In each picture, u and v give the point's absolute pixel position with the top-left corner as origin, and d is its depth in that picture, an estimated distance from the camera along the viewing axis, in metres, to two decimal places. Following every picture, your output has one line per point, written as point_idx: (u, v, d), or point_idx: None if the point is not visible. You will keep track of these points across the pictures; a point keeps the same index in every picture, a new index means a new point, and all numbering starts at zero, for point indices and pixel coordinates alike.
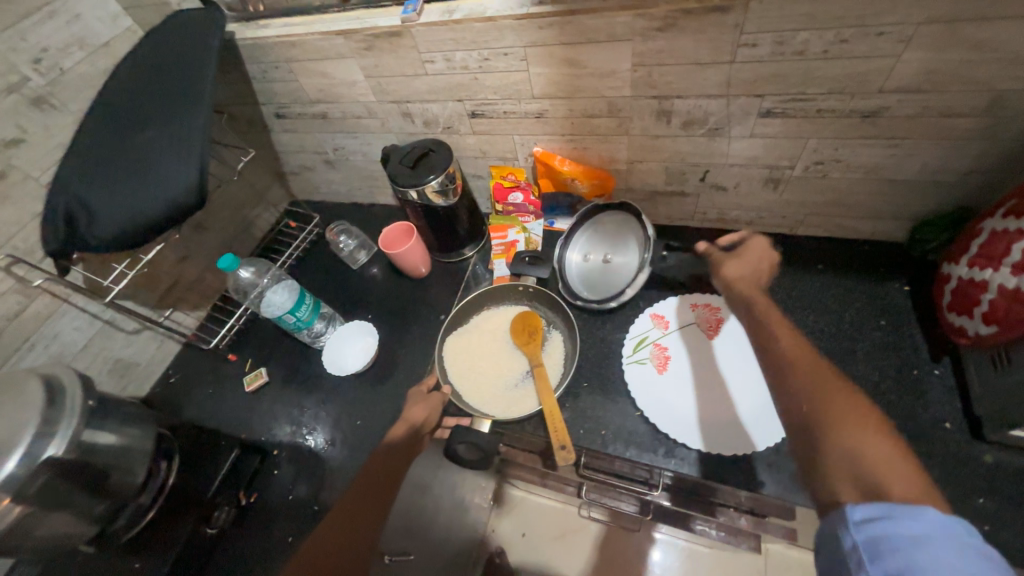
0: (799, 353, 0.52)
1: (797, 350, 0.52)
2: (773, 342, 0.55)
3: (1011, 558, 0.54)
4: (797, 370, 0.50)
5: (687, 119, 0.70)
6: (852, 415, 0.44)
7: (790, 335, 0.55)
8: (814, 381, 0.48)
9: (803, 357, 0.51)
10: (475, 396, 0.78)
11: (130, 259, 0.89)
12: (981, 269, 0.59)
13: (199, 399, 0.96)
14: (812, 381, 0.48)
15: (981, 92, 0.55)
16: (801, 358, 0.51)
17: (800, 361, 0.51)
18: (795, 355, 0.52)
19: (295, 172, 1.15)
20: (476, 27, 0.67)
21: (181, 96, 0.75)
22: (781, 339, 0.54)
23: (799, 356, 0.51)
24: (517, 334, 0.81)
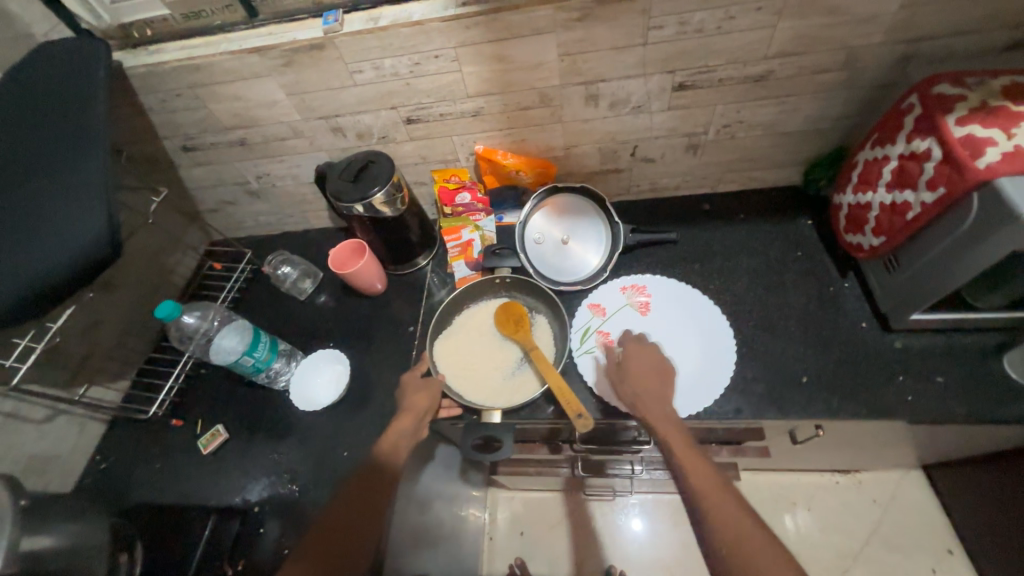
0: (707, 479, 0.57)
1: (699, 473, 0.57)
2: (681, 463, 0.59)
3: (930, 417, 0.67)
4: (710, 500, 0.55)
5: (613, 100, 0.77)
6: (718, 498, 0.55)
7: (694, 452, 0.60)
8: (725, 508, 0.54)
9: (712, 485, 0.56)
10: (474, 392, 0.78)
11: (35, 329, 0.76)
12: (863, 193, 0.72)
13: (146, 477, 0.84)
14: (725, 517, 0.53)
15: (838, 50, 0.68)
16: (707, 485, 0.56)
17: (712, 493, 0.55)
18: (705, 484, 0.56)
19: (212, 209, 1.05)
20: (403, 32, 0.68)
21: (67, 136, 0.66)
22: (689, 458, 0.59)
23: (701, 480, 0.57)
24: (504, 324, 0.82)
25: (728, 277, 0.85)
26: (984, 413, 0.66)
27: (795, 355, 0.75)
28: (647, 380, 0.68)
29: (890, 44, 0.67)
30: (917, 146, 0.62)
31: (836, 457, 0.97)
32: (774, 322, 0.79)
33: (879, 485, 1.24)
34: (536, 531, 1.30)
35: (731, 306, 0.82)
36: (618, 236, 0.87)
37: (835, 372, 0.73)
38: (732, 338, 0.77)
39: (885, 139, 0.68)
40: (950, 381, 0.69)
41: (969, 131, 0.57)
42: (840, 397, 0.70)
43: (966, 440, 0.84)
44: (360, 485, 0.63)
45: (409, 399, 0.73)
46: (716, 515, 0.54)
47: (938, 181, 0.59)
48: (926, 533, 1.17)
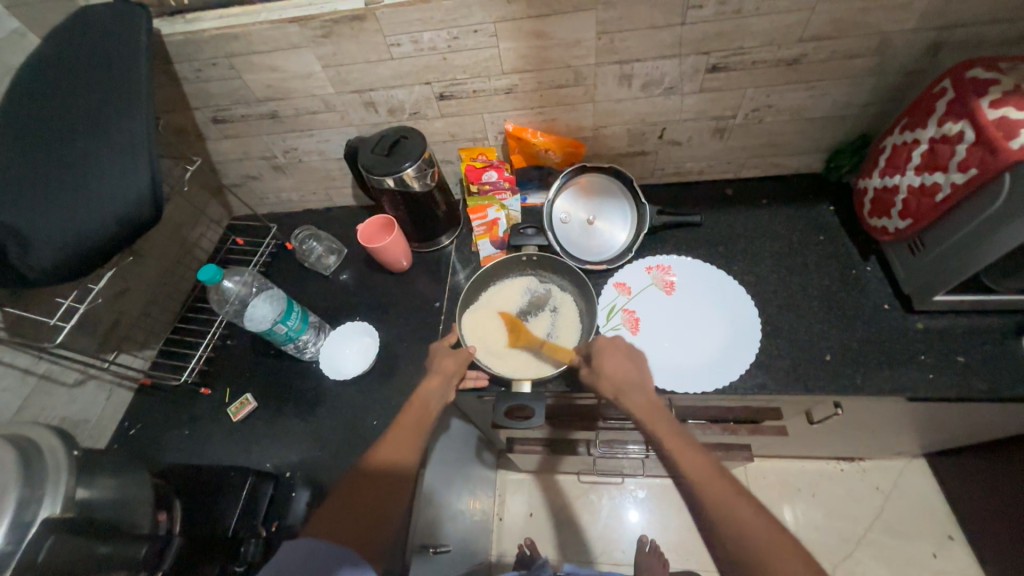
0: (698, 463, 0.57)
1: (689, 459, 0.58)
2: (673, 449, 0.59)
3: (950, 394, 0.69)
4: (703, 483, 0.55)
5: (646, 81, 0.78)
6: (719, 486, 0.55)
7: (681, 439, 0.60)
8: (720, 491, 0.54)
9: (702, 468, 0.57)
10: (502, 366, 0.79)
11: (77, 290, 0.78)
12: (890, 176, 0.74)
13: (175, 443, 0.85)
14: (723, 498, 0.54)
15: (872, 35, 0.69)
16: (699, 469, 0.56)
17: (704, 477, 0.56)
18: (695, 468, 0.57)
19: (236, 183, 1.06)
20: (445, 5, 0.68)
21: (111, 99, 0.66)
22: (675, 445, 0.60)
23: (693, 465, 0.57)
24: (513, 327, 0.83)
25: (751, 258, 0.87)
26: (1003, 391, 0.68)
27: (818, 334, 0.77)
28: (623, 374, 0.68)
29: (924, 30, 0.68)
30: (949, 128, 0.64)
31: (847, 439, 0.99)
32: (797, 303, 0.81)
33: (883, 472, 1.27)
34: (545, 512, 1.34)
35: (754, 287, 0.84)
36: (645, 215, 0.88)
37: (857, 351, 0.75)
38: (755, 320, 0.79)
39: (916, 123, 0.69)
40: (969, 361, 0.71)
41: (1003, 113, 0.58)
42: (862, 375, 0.73)
43: (976, 423, 0.86)
44: (398, 446, 0.65)
45: (439, 361, 0.74)
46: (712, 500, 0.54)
47: (969, 163, 0.61)
48: (927, 520, 1.20)
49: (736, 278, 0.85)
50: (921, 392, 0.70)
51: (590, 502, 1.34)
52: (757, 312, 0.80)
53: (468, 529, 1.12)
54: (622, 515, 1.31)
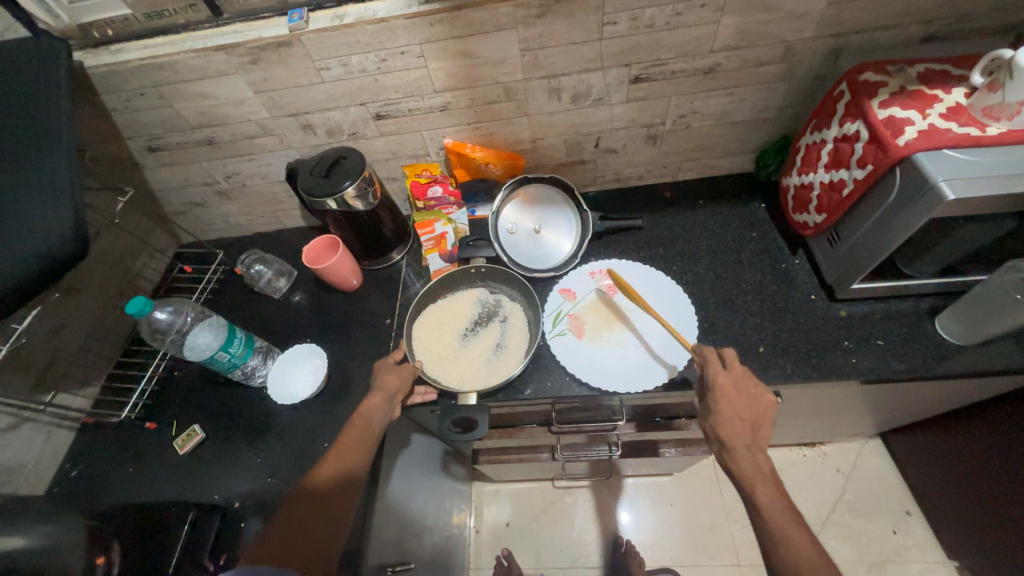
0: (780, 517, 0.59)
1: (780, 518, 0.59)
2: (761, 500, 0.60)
3: (873, 376, 0.73)
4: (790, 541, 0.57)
5: (575, 93, 0.81)
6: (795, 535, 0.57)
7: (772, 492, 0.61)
8: (797, 541, 0.57)
9: (784, 522, 0.58)
10: (457, 381, 0.79)
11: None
12: (806, 174, 0.78)
13: (119, 482, 0.82)
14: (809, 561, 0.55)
15: (777, 43, 0.73)
16: (780, 520, 0.59)
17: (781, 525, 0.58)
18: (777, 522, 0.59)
19: (180, 211, 1.04)
20: (368, 29, 0.70)
21: (28, 133, 0.65)
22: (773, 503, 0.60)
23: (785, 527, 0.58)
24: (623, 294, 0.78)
25: (690, 258, 0.90)
26: (921, 370, 0.73)
27: (752, 327, 0.81)
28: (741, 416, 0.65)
29: (822, 37, 0.73)
30: (848, 128, 0.68)
31: (798, 424, 1.03)
32: (733, 298, 0.84)
33: (842, 454, 1.32)
34: (522, 521, 1.34)
35: (693, 285, 0.87)
36: (588, 223, 0.90)
37: (788, 341, 0.78)
38: (694, 318, 0.81)
39: (822, 124, 0.74)
40: (889, 343, 0.75)
41: (890, 113, 0.63)
42: (793, 363, 0.76)
43: (911, 401, 0.91)
44: (341, 467, 0.64)
45: (382, 379, 0.74)
46: (792, 555, 0.56)
47: (866, 159, 0.65)
48: (886, 497, 1.25)
49: (675, 278, 0.88)
50: (847, 376, 0.74)
51: (564, 507, 1.34)
52: (694, 310, 0.83)
53: (440, 545, 1.11)
54: (598, 518, 1.32)
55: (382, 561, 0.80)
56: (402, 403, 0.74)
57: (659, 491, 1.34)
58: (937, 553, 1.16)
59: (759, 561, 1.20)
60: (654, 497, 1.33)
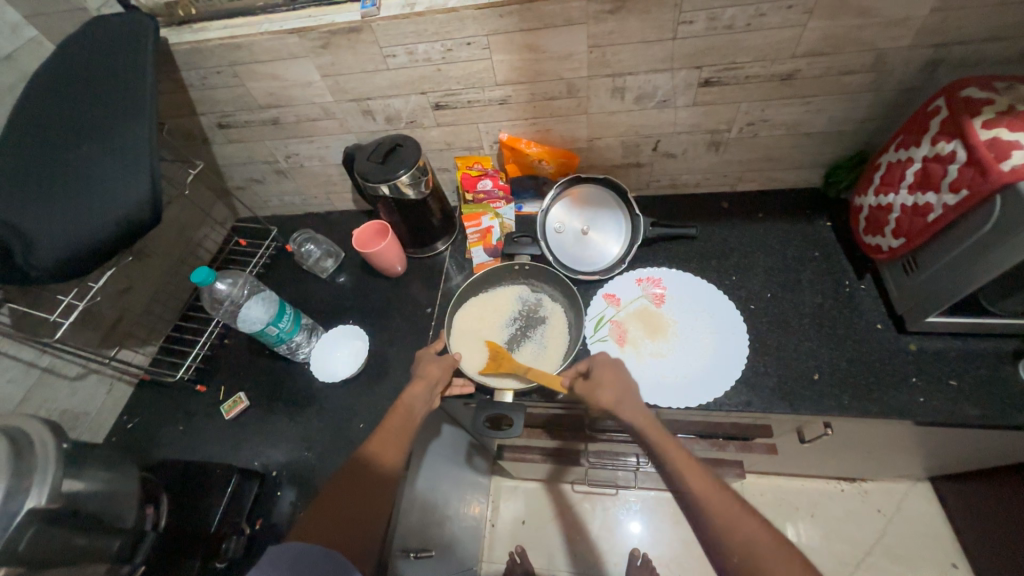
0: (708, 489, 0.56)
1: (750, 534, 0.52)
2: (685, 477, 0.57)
3: (940, 418, 0.68)
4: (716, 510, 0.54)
5: (639, 94, 0.78)
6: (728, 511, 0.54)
7: (729, 503, 0.54)
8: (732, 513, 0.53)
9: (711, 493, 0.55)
10: (477, 363, 0.80)
11: (77, 287, 0.81)
12: (884, 194, 0.73)
13: (170, 439, 0.87)
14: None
15: (868, 52, 0.68)
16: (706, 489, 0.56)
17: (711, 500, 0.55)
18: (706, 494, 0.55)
19: (241, 186, 1.09)
20: (438, 18, 0.70)
21: (117, 104, 0.69)
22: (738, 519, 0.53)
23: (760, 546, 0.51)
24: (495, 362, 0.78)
25: (743, 273, 0.86)
26: (998, 418, 0.66)
27: (807, 352, 0.76)
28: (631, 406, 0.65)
29: (921, 47, 0.67)
30: (942, 148, 0.63)
31: (843, 458, 0.97)
32: (788, 319, 0.80)
33: (886, 494, 1.24)
34: (539, 520, 1.33)
35: (745, 302, 0.83)
36: (639, 228, 0.88)
37: (846, 370, 0.74)
38: (743, 337, 0.78)
39: (909, 141, 0.69)
40: (962, 385, 0.69)
41: (995, 135, 0.57)
42: (850, 395, 0.71)
43: (975, 448, 0.84)
44: (378, 449, 0.65)
45: (422, 368, 0.75)
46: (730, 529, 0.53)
47: (961, 183, 0.60)
48: (930, 545, 1.16)
49: (727, 292, 0.85)
50: (910, 415, 0.68)
51: (582, 512, 1.32)
52: (744, 329, 0.79)
53: (457, 534, 1.12)
54: (616, 527, 1.29)
55: (405, 544, 0.82)
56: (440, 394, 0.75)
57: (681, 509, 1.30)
58: None
59: None
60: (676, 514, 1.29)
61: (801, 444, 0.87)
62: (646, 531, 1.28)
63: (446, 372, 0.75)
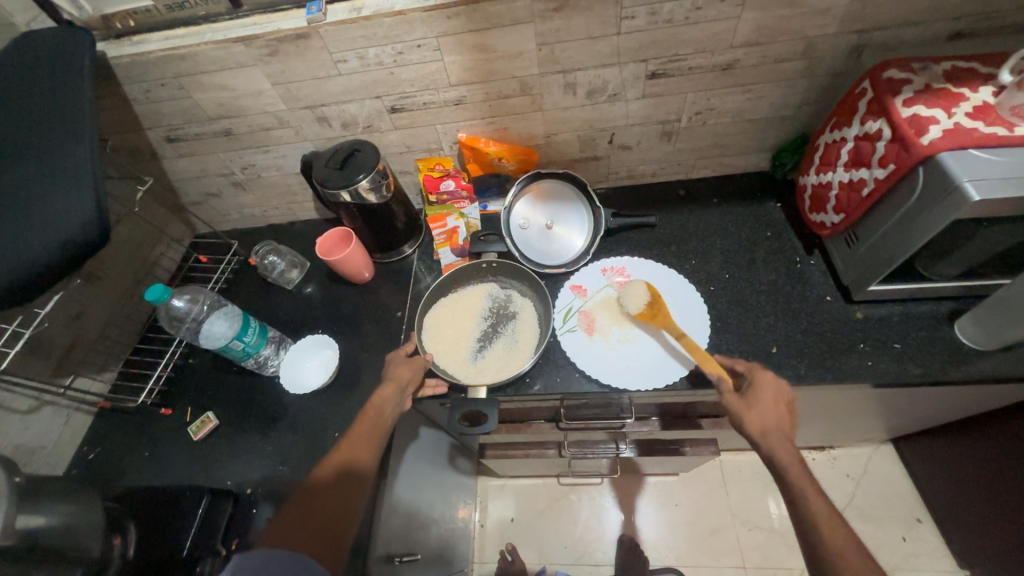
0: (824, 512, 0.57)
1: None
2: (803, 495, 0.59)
3: (888, 379, 0.72)
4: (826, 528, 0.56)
5: (590, 89, 0.80)
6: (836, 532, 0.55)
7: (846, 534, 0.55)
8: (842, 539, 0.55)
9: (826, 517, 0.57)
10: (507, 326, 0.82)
11: (23, 315, 0.77)
12: (824, 173, 0.77)
13: (135, 465, 0.84)
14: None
15: (797, 40, 0.72)
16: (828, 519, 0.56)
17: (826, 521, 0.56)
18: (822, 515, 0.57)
19: (197, 201, 1.06)
20: (386, 21, 0.70)
21: (54, 123, 0.66)
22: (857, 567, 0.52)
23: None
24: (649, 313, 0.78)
25: (702, 257, 0.89)
26: (939, 375, 0.71)
27: (765, 327, 0.80)
28: (781, 437, 0.64)
29: (845, 33, 0.71)
30: (870, 126, 0.67)
31: (809, 427, 1.02)
32: (746, 297, 0.84)
33: (853, 459, 1.30)
34: (528, 516, 1.34)
35: (705, 285, 0.86)
36: (601, 219, 0.90)
37: (802, 341, 0.78)
38: (705, 317, 0.81)
39: (842, 122, 0.73)
40: (906, 347, 0.74)
41: (915, 111, 0.62)
42: (806, 364, 0.75)
43: (925, 406, 0.90)
44: (352, 455, 0.64)
45: (393, 371, 0.75)
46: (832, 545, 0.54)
47: (888, 158, 0.64)
48: (896, 503, 1.23)
49: (688, 276, 0.88)
50: (862, 379, 0.73)
51: (570, 504, 1.34)
52: (706, 310, 0.82)
53: (445, 537, 1.12)
54: (603, 516, 1.32)
55: (389, 550, 0.81)
56: (413, 396, 0.75)
57: (665, 491, 1.33)
58: (947, 562, 1.14)
59: (763, 564, 1.20)
60: (660, 497, 1.32)
61: None
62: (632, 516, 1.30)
63: (418, 372, 0.75)
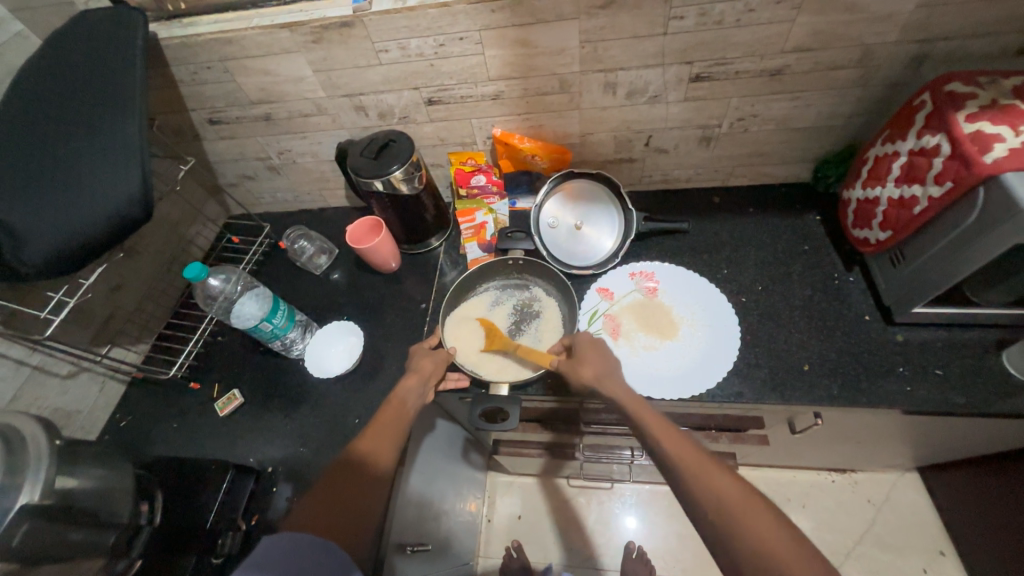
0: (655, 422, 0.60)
1: (733, 493, 0.51)
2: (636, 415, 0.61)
3: (927, 407, 0.69)
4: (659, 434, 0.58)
5: (630, 89, 0.79)
6: (671, 436, 0.57)
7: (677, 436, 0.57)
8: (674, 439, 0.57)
9: (659, 425, 0.59)
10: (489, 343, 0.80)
11: (67, 285, 0.80)
12: (872, 187, 0.74)
13: (163, 436, 0.87)
14: (791, 556, 0.46)
15: (854, 47, 0.69)
16: (656, 425, 0.59)
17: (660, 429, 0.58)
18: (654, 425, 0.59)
19: (233, 183, 1.08)
20: (430, 13, 0.70)
21: (106, 101, 0.68)
22: (716, 482, 0.52)
23: (741, 504, 0.50)
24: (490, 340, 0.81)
25: (735, 267, 0.87)
26: (982, 406, 0.68)
27: (797, 344, 0.77)
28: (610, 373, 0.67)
29: (907, 43, 0.68)
30: (927, 141, 0.64)
31: (833, 448, 0.99)
32: (779, 312, 0.81)
33: (875, 484, 1.26)
34: (535, 514, 1.34)
35: (736, 296, 0.84)
36: (632, 222, 0.88)
37: (836, 361, 0.75)
38: (734, 329, 0.79)
39: (896, 135, 0.70)
40: (948, 374, 0.71)
41: (979, 127, 0.59)
42: (839, 385, 0.73)
43: (962, 437, 0.86)
44: (373, 442, 0.65)
45: (416, 362, 0.76)
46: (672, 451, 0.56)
47: (945, 176, 0.61)
48: (918, 534, 1.19)
49: (718, 286, 0.85)
50: (898, 405, 0.70)
51: (578, 507, 1.34)
52: (735, 321, 0.80)
53: (453, 529, 1.13)
54: (611, 521, 1.30)
55: (401, 538, 0.82)
56: (433, 388, 0.76)
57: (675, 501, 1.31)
58: None
59: None
60: (670, 507, 1.30)
61: (792, 435, 0.88)
62: (640, 523, 1.29)
63: (439, 362, 0.76)
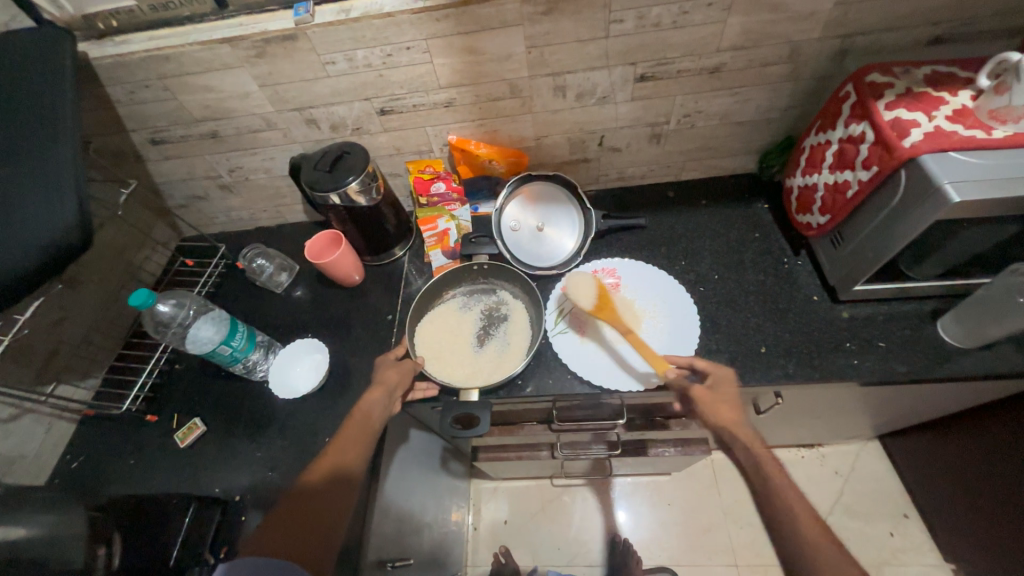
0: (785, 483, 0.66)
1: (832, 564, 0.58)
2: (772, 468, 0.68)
3: (874, 378, 0.73)
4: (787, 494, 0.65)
5: (579, 92, 0.81)
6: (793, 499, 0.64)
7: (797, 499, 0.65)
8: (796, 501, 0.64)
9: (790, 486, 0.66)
10: (585, 303, 0.79)
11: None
12: (810, 174, 0.78)
13: (120, 474, 0.82)
14: None
15: (782, 43, 0.73)
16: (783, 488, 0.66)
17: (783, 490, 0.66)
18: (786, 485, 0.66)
19: (182, 204, 1.04)
20: (375, 24, 0.70)
21: (31, 126, 0.65)
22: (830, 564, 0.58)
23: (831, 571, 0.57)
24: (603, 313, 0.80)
25: (692, 258, 0.90)
26: (922, 373, 0.73)
27: (754, 328, 0.81)
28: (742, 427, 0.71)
29: (829, 38, 0.72)
30: (854, 129, 0.68)
31: (799, 424, 1.03)
32: (735, 298, 0.84)
33: (841, 456, 1.32)
34: (522, 517, 1.34)
35: (694, 286, 0.87)
36: (592, 221, 0.90)
37: (790, 341, 0.79)
38: (694, 319, 0.82)
39: (827, 125, 0.74)
40: (891, 346, 0.76)
41: (896, 114, 0.63)
42: (794, 364, 0.76)
43: (911, 404, 0.91)
44: (341, 459, 0.63)
45: (382, 374, 0.74)
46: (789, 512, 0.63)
47: (872, 160, 0.65)
48: (883, 500, 1.25)
49: (677, 278, 0.88)
50: (849, 378, 0.74)
51: (564, 505, 1.34)
52: (694, 311, 0.83)
53: (438, 541, 1.11)
54: (596, 516, 1.32)
55: (381, 555, 0.80)
56: (402, 398, 0.75)
57: (657, 490, 1.34)
58: (934, 556, 1.16)
59: (755, 561, 1.21)
60: (653, 497, 1.33)
61: (758, 415, 0.92)
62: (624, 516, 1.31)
63: (406, 372, 0.74)
